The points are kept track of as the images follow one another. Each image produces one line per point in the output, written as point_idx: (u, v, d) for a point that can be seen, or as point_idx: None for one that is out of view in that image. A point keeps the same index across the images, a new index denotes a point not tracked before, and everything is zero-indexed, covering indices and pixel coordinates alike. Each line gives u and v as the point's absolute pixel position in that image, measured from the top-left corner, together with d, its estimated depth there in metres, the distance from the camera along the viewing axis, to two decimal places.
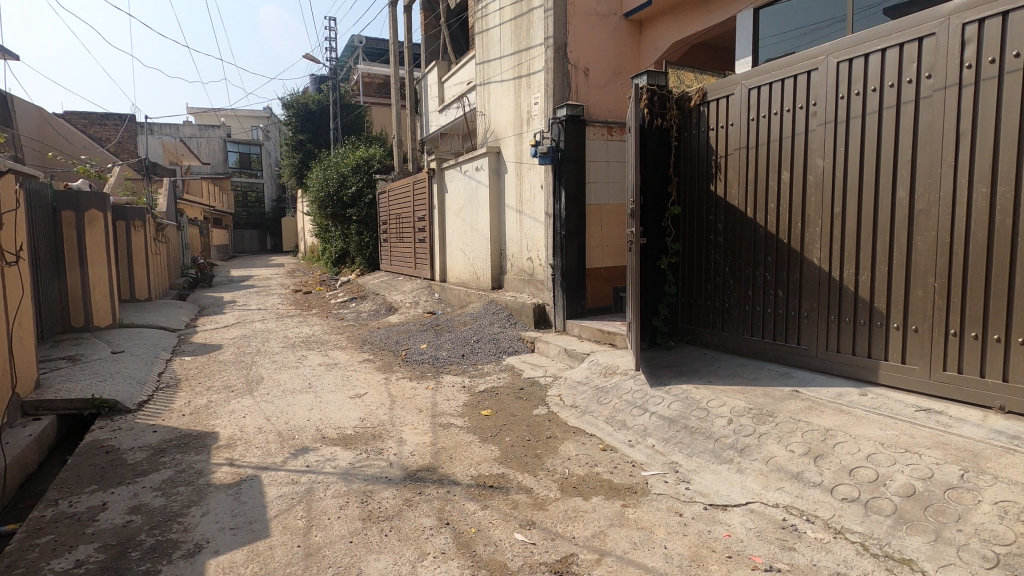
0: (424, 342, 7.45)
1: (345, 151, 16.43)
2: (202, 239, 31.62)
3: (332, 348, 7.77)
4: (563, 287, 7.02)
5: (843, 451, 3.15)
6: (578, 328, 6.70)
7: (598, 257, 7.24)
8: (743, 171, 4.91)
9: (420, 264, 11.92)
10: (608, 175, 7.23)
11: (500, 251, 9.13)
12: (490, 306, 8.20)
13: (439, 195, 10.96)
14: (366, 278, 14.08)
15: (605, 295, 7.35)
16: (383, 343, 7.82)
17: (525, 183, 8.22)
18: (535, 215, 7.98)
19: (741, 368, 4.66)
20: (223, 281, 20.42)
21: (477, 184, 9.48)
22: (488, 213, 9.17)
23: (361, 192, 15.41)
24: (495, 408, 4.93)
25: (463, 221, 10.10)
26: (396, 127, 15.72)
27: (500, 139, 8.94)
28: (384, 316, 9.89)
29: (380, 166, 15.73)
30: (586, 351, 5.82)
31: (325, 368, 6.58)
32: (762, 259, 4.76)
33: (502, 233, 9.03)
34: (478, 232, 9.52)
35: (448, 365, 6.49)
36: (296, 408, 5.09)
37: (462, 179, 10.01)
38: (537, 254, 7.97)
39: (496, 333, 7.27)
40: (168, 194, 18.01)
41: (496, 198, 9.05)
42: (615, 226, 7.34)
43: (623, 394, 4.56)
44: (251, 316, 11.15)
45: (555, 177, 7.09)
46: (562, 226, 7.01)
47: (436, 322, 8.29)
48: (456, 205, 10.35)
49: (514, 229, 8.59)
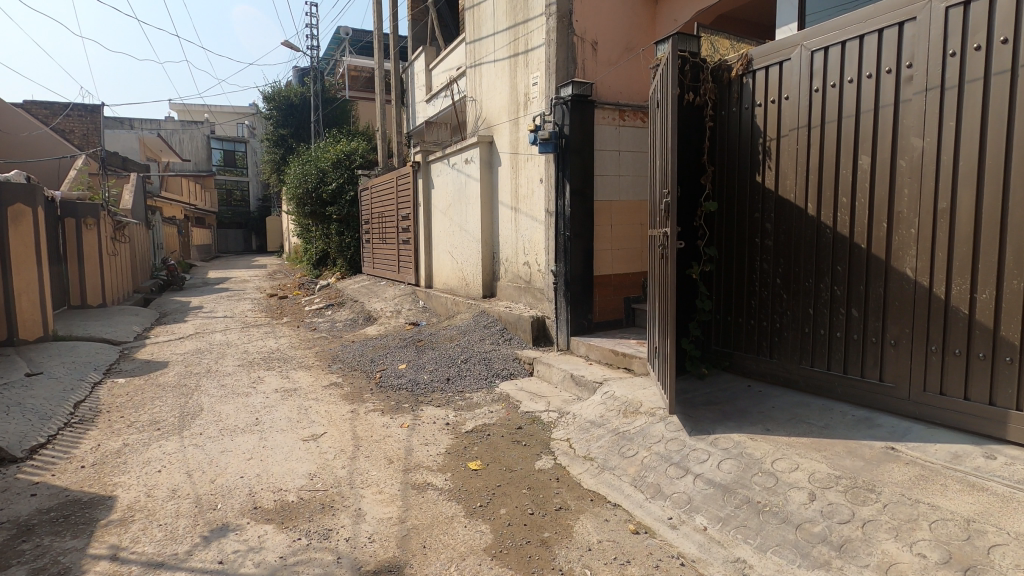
0: (403, 361, 6.35)
1: (326, 145, 15.27)
2: (180, 239, 30.29)
3: (296, 367, 6.65)
4: (566, 297, 5.96)
5: (1005, 562, 2.11)
6: (585, 347, 5.64)
7: (607, 262, 6.19)
8: (802, 157, 3.87)
9: (404, 268, 10.83)
10: (619, 167, 6.19)
11: (493, 255, 8.05)
12: (481, 318, 7.12)
13: (425, 191, 9.85)
14: (346, 282, 12.94)
15: (614, 307, 6.30)
16: (356, 361, 6.72)
17: (522, 177, 7.16)
18: (533, 213, 6.91)
19: (804, 409, 3.62)
20: (196, 284, 19.16)
21: (467, 179, 8.40)
22: (479, 211, 8.09)
23: (342, 188, 14.26)
24: (486, 458, 3.85)
25: (451, 220, 9.01)
26: (381, 119, 14.59)
27: (493, 127, 7.87)
28: (361, 327, 8.78)
29: (363, 161, 14.57)
30: (598, 379, 4.76)
31: (282, 396, 5.46)
32: (828, 268, 3.72)
33: (496, 234, 7.95)
34: (468, 234, 8.43)
35: (429, 392, 5.40)
36: (231, 456, 3.98)
37: (451, 173, 8.92)
38: (535, 259, 6.91)
39: (487, 351, 6.19)
40: (136, 190, 16.77)
41: (488, 194, 7.98)
42: (627, 227, 6.30)
43: (654, 446, 3.50)
44: (213, 325, 9.97)
45: (558, 168, 6.03)
46: (566, 226, 5.95)
47: (419, 336, 7.19)
48: (444, 203, 9.25)
49: (510, 230, 7.51)
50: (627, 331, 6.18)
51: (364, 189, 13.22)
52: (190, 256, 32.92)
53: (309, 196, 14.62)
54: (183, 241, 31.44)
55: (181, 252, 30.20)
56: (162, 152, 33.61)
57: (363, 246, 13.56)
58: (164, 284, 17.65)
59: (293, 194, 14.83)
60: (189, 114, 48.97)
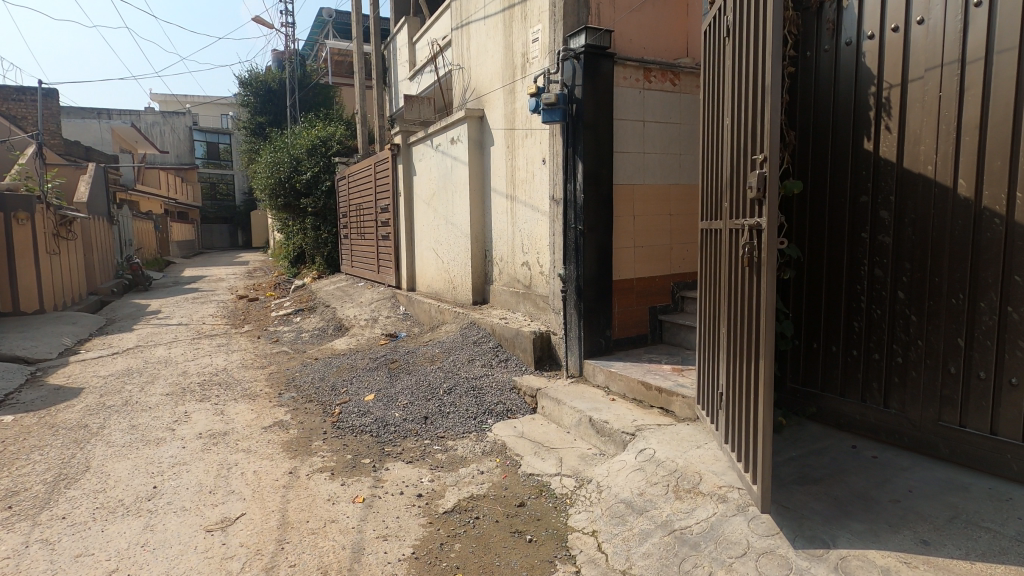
0: (372, 391, 5.01)
1: (300, 130, 13.86)
2: (157, 235, 28.73)
3: (238, 396, 5.30)
4: (579, 309, 4.65)
5: None
6: (605, 375, 4.35)
7: (629, 264, 4.88)
8: (947, 111, 2.55)
9: (384, 268, 9.49)
10: (643, 142, 4.87)
11: (486, 254, 6.72)
12: (470, 332, 5.79)
13: (406, 179, 8.49)
14: (321, 283, 11.59)
15: (639, 321, 5.00)
16: (314, 388, 5.40)
17: (520, 157, 5.82)
18: (535, 201, 5.57)
19: (965, 499, 2.33)
20: (165, 284, 17.69)
21: (452, 162, 7.05)
22: (468, 200, 6.74)
23: (318, 178, 12.88)
24: (472, 569, 2.55)
25: (435, 211, 7.67)
26: (360, 102, 13.18)
27: (484, 99, 6.52)
28: (330, 339, 7.45)
29: (341, 147, 13.19)
30: (630, 429, 3.46)
31: (206, 443, 4.13)
32: (994, 280, 2.43)
33: (488, 228, 6.62)
34: (456, 228, 7.08)
35: (400, 439, 4.09)
36: (89, 563, 2.65)
37: (434, 156, 7.56)
38: (536, 258, 5.61)
39: (477, 378, 4.87)
40: (95, 182, 15.31)
41: (479, 179, 6.64)
42: (653, 218, 5.00)
43: (737, 565, 2.20)
44: (161, 336, 8.58)
45: (565, 144, 4.70)
46: (577, 216, 4.62)
47: (395, 353, 5.84)
48: (427, 191, 7.89)
49: (506, 224, 6.19)
50: (655, 350, 4.89)
51: (341, 179, 11.83)
52: (169, 254, 31.34)
53: (281, 187, 13.21)
54: (160, 238, 29.78)
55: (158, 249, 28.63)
56: (138, 143, 31.94)
57: (341, 242, 12.17)
58: (127, 284, 16.16)
59: (264, 184, 13.41)
60: (170, 105, 47.02)
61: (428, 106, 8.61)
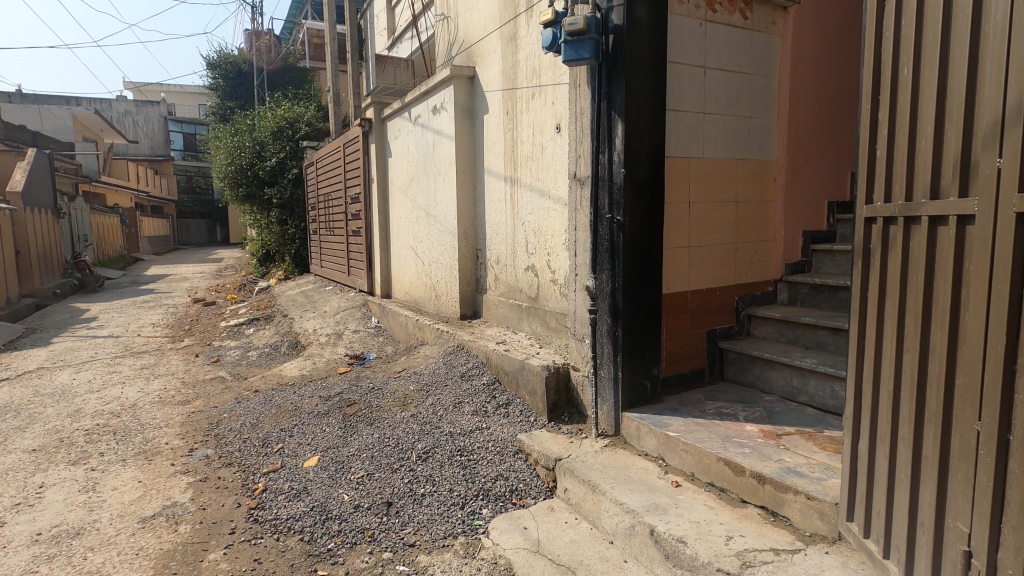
0: (316, 451, 3.51)
1: (264, 110, 12.24)
2: (123, 230, 26.85)
3: (130, 456, 3.77)
4: (614, 338, 3.19)
5: None
6: (658, 441, 2.90)
7: (681, 272, 3.45)
8: None
9: (354, 270, 7.98)
10: (703, 97, 3.44)
11: (477, 254, 5.26)
12: (457, 361, 4.31)
13: (379, 162, 6.97)
14: (287, 287, 10.05)
15: (694, 351, 3.57)
16: (238, 442, 3.90)
17: (524, 126, 4.37)
18: (548, 183, 4.11)
19: None
20: (119, 284, 15.96)
21: (434, 137, 5.56)
22: (453, 185, 5.25)
23: (284, 165, 11.33)
24: None
25: (413, 200, 6.18)
26: (332, 78, 11.59)
27: (477, 53, 5.04)
28: (281, 361, 5.94)
29: (310, 129, 11.62)
30: (729, 564, 2.01)
31: (36, 558, 2.62)
32: None
33: (480, 220, 5.15)
34: (438, 221, 5.59)
35: (345, 550, 2.61)
36: None
37: (412, 130, 6.06)
38: (547, 262, 4.15)
39: (465, 436, 3.40)
40: (35, 169, 13.60)
41: (470, 157, 5.18)
42: (712, 207, 3.58)
43: None
44: (77, 353, 6.98)
45: (594, 96, 3.22)
46: (613, 201, 3.14)
47: (355, 386, 4.34)
48: (404, 176, 6.39)
49: (505, 214, 4.73)
50: (719, 393, 3.45)
51: (309, 165, 10.27)
52: (138, 250, 29.43)
53: (243, 175, 11.61)
54: (127, 233, 27.91)
55: (124, 245, 26.75)
56: (105, 132, 29.94)
57: (310, 239, 10.62)
58: (75, 285, 14.43)
59: (224, 172, 11.81)
60: (143, 94, 44.70)
61: (405, 71, 7.06)
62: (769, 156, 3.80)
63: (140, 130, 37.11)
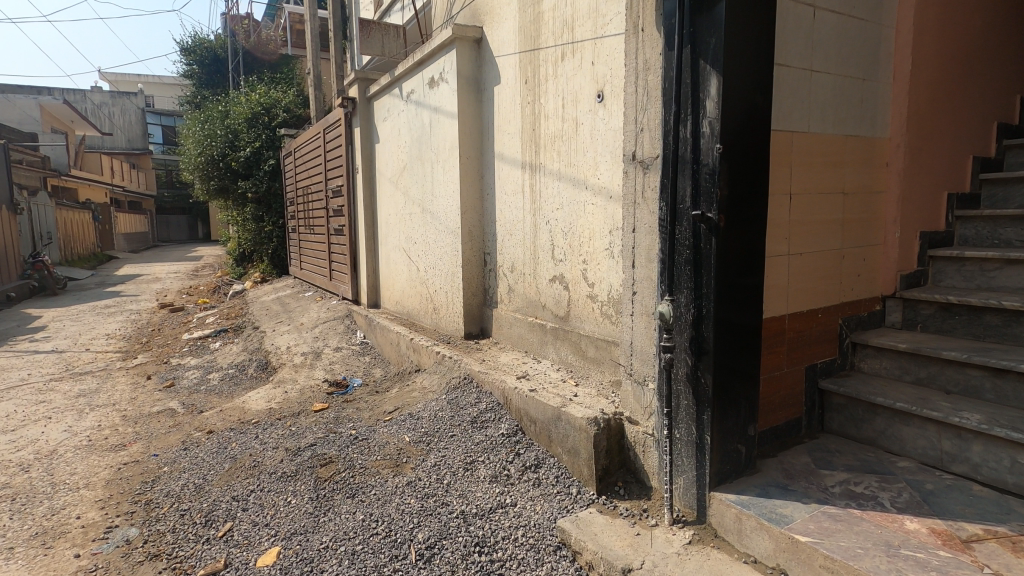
0: (275, 539, 2.53)
1: (239, 95, 11.12)
2: (96, 227, 25.49)
3: (21, 542, 2.77)
4: (699, 387, 2.24)
5: None
6: (776, 545, 1.96)
7: (779, 289, 2.53)
8: None
9: (337, 275, 6.97)
10: (811, 47, 2.49)
11: (485, 259, 4.29)
12: (464, 400, 3.34)
13: (364, 149, 5.96)
14: (263, 292, 9.01)
15: (791, 395, 2.66)
16: (173, 516, 2.90)
17: (551, 97, 3.40)
18: (585, 169, 3.16)
19: None
20: (83, 286, 14.76)
21: (430, 116, 4.57)
22: (455, 174, 4.27)
23: (260, 155, 10.23)
24: None
25: (406, 193, 5.19)
26: (313, 59, 10.50)
27: (485, 10, 4.06)
28: (247, 387, 4.95)
29: (288, 115, 10.43)
30: None
31: None
32: None
33: (489, 218, 4.18)
34: (436, 218, 4.61)
35: None
36: None
37: (404, 109, 5.07)
38: (585, 272, 3.20)
39: (483, 520, 2.44)
40: None
41: (476, 139, 4.21)
42: (816, 200, 2.64)
43: None
44: (7, 375, 5.93)
45: (668, 41, 2.25)
46: (698, 190, 2.18)
47: (333, 434, 3.35)
48: (394, 164, 5.40)
49: (524, 211, 3.77)
50: (830, 455, 2.52)
51: (287, 155, 9.22)
52: (112, 248, 28.01)
53: (215, 166, 10.55)
54: (100, 230, 26.53)
55: (98, 243, 25.36)
56: (77, 124, 28.45)
57: (289, 237, 9.57)
58: (34, 288, 13.22)
59: (194, 164, 10.74)
60: (121, 85, 42.97)
61: (395, 40, 6.00)
62: (882, 132, 2.87)
63: (116, 123, 35.54)
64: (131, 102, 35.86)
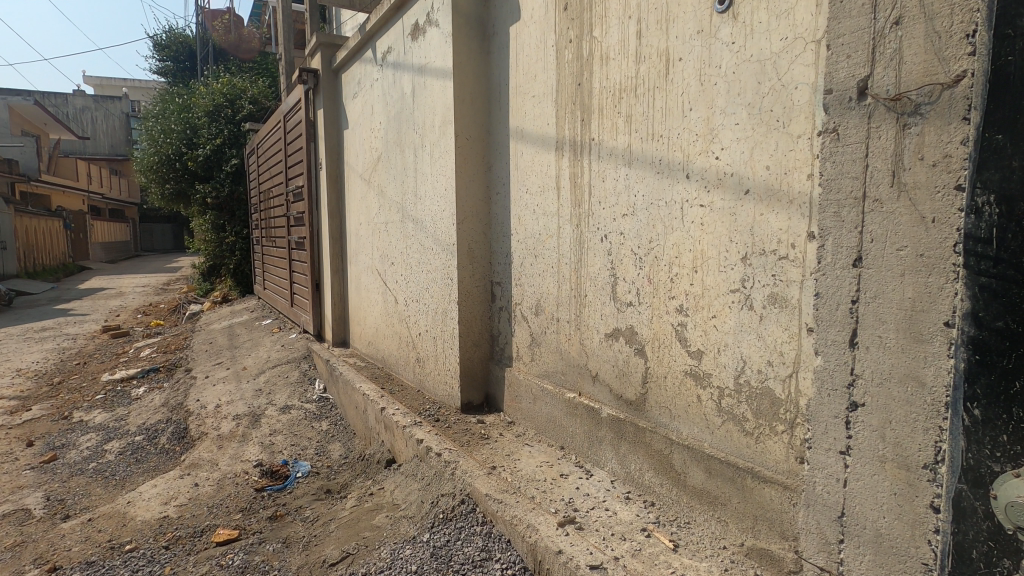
0: None
1: (201, 85, 9.67)
2: (68, 237, 23.90)
3: None
4: None
5: None
6: None
7: None
8: None
9: (298, 300, 5.51)
10: None
11: (494, 291, 2.85)
12: (462, 558, 1.86)
13: (329, 139, 4.52)
14: (219, 316, 7.52)
15: None
16: None
17: (616, 19, 1.98)
18: (687, 143, 1.73)
19: None
20: (32, 303, 13.12)
21: (414, 82, 3.14)
22: (447, 163, 2.84)
23: (221, 154, 8.76)
24: None
25: (381, 194, 3.74)
26: (285, 43, 9.08)
27: None
28: (149, 470, 3.45)
29: (254, 108, 9.02)
30: None
31: None
32: None
33: (502, 230, 2.76)
34: (421, 230, 3.17)
35: None
36: None
37: (378, 80, 3.64)
38: (682, 328, 1.78)
39: None
40: None
41: (480, 111, 2.79)
42: None
43: None
44: None
45: None
46: None
47: None
48: (366, 158, 3.96)
49: (560, 219, 2.33)
50: None
51: (251, 153, 7.78)
52: (87, 258, 26.38)
53: (171, 167, 9.09)
54: (73, 239, 24.93)
55: (69, 254, 23.72)
56: (52, 127, 26.90)
57: (253, 249, 8.10)
58: None
59: (148, 164, 9.27)
60: (105, 90, 41.48)
61: None
62: None
63: (98, 127, 34.03)
64: (114, 107, 34.40)
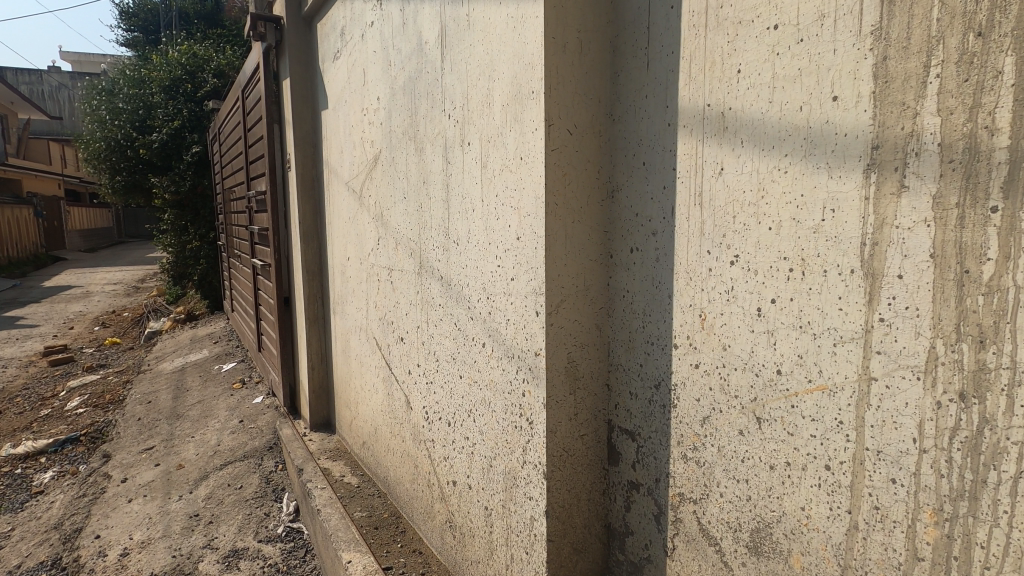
0: None
1: (159, 55, 8.04)
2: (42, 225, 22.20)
3: None
4: None
5: None
6: None
7: None
8: None
9: (266, 345, 4.02)
10: None
11: (619, 448, 1.40)
12: None
13: (298, 125, 2.99)
14: (177, 344, 6.04)
15: None
16: None
17: None
18: None
19: None
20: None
21: (442, 21, 1.63)
22: (521, 183, 1.35)
23: (181, 140, 7.16)
24: None
25: (380, 219, 2.23)
26: None
27: None
28: None
29: (221, 81, 7.43)
30: None
31: None
32: None
33: (647, 332, 1.28)
34: (459, 304, 1.68)
35: None
36: None
37: (374, 26, 2.12)
38: None
39: None
40: None
41: (595, 74, 1.30)
42: None
43: None
44: None
45: None
46: None
47: None
48: (355, 158, 2.46)
49: (878, 361, 0.86)
50: None
51: (214, 140, 6.20)
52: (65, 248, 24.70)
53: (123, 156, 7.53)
54: (47, 228, 23.21)
55: (43, 243, 21.97)
56: (22, 107, 25.01)
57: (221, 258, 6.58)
58: None
59: (95, 151, 7.69)
60: (82, 65, 39.07)
61: None
62: None
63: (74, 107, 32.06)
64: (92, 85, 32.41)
